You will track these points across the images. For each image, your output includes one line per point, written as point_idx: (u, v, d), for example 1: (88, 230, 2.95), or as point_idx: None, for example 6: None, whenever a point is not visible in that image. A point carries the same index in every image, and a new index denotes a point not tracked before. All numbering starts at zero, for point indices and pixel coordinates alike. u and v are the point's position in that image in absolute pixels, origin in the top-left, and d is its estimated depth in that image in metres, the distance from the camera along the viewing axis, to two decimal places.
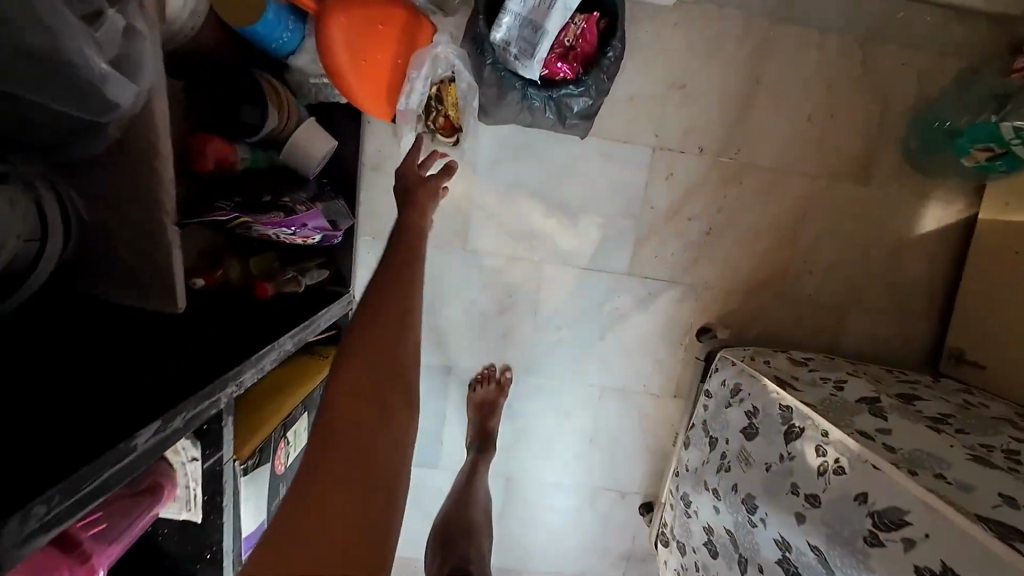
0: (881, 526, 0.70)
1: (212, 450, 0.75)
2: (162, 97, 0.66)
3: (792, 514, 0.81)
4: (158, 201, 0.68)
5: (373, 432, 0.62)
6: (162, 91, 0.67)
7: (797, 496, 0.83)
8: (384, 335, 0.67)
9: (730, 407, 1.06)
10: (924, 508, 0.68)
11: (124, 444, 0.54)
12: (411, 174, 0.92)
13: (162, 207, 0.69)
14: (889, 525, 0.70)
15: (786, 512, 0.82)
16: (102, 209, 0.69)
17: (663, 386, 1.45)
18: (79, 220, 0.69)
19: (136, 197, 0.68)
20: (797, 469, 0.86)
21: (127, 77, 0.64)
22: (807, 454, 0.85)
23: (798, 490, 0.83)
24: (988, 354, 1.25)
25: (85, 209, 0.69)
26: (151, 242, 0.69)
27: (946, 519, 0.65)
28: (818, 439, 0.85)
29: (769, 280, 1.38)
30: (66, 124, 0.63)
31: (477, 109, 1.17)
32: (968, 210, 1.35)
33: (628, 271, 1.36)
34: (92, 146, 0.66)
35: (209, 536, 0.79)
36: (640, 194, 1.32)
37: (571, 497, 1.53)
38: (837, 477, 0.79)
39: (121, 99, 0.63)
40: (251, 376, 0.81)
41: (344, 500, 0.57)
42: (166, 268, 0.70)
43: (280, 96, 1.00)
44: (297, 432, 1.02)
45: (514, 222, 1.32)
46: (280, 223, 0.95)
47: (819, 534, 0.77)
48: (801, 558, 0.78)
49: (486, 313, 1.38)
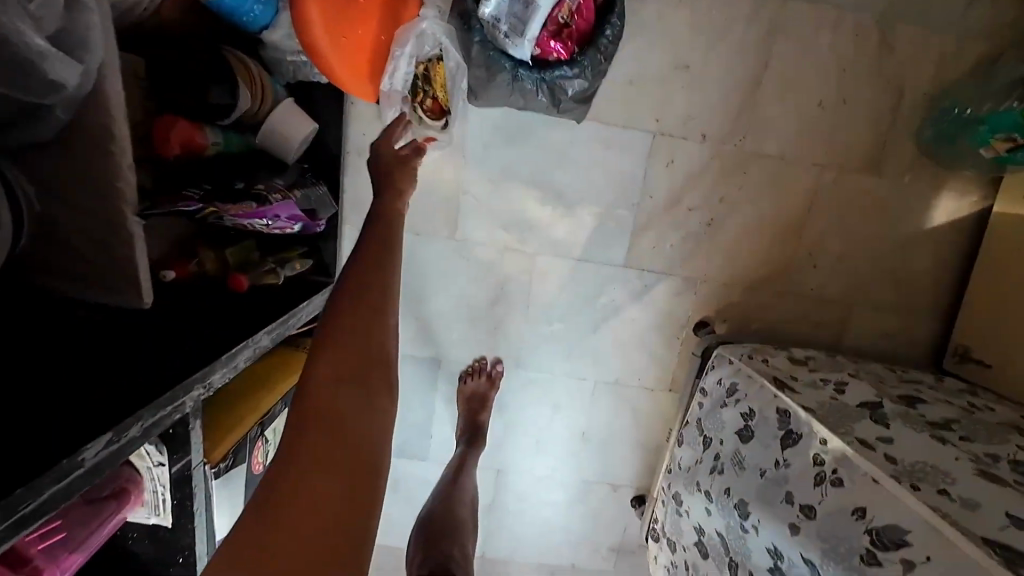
0: (880, 544, 0.68)
1: (180, 455, 0.71)
2: (115, 71, 0.58)
3: (786, 525, 0.79)
4: (116, 189, 0.61)
5: (350, 424, 0.60)
6: (115, 64, 0.58)
7: (792, 506, 0.80)
8: (359, 323, 0.65)
9: (725, 407, 1.03)
10: (929, 530, 0.65)
11: (68, 458, 0.50)
12: (385, 152, 0.90)
13: (120, 195, 0.62)
14: (888, 544, 0.68)
15: (780, 521, 0.80)
16: (52, 199, 0.62)
17: (658, 381, 1.41)
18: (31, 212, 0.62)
19: (89, 186, 0.61)
20: (792, 476, 0.83)
21: (71, 52, 0.55)
22: (804, 462, 0.82)
23: (793, 499, 0.80)
24: (994, 353, 1.21)
25: (37, 199, 0.62)
26: (109, 234, 0.62)
27: (958, 548, 0.62)
28: (817, 447, 0.82)
29: (771, 273, 1.33)
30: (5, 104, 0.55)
31: (465, 90, 1.09)
32: (982, 203, 1.28)
33: (625, 263, 1.31)
34: (39, 130, 0.59)
35: (179, 540, 0.76)
36: (639, 183, 1.25)
37: (562, 490, 1.51)
38: (834, 488, 0.76)
39: (65, 79, 0.54)
40: (222, 376, 0.78)
41: (314, 502, 0.55)
42: (123, 263, 0.64)
43: (253, 75, 0.96)
44: (277, 429, 0.99)
45: (506, 211, 1.26)
46: (252, 214, 0.92)
47: (814, 548, 0.74)
48: (793, 569, 0.75)
49: (477, 305, 1.33)
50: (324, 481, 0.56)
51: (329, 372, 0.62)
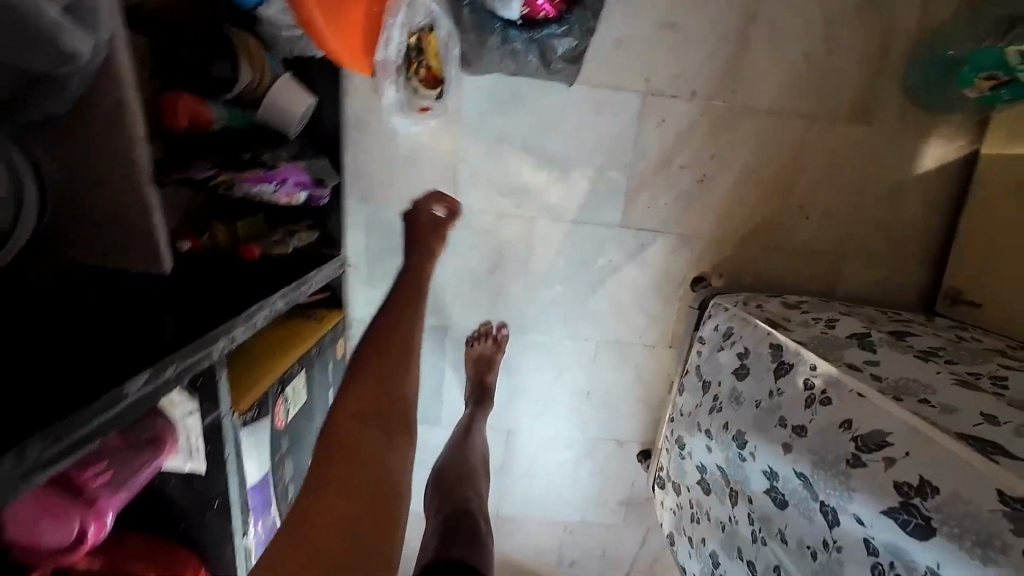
0: (864, 448, 0.72)
1: (211, 405, 0.77)
2: (127, 46, 0.65)
3: (780, 445, 0.83)
4: None
5: (376, 451, 0.73)
6: (126, 39, 0.65)
7: (785, 428, 0.84)
8: (389, 371, 0.82)
9: (722, 350, 1.07)
10: (912, 431, 0.69)
11: (117, 390, 0.54)
12: (425, 215, 1.12)
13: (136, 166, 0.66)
14: (871, 447, 0.72)
15: (775, 443, 0.84)
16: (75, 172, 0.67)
17: (658, 338, 1.46)
18: None
19: None
20: (785, 402, 0.87)
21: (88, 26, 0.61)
22: (796, 388, 0.87)
23: (785, 422, 0.85)
24: (984, 291, 1.25)
25: None
26: None
27: (939, 442, 0.66)
28: (807, 372, 0.87)
29: (764, 227, 1.36)
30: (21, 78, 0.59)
31: (458, 57, 1.13)
32: (970, 147, 1.31)
33: (621, 223, 1.35)
34: (52, 99, 0.63)
35: (212, 487, 0.81)
36: (631, 143, 1.28)
37: (570, 448, 1.57)
38: (824, 407, 0.81)
39: (79, 48, 0.60)
40: (243, 332, 0.82)
41: (335, 512, 0.65)
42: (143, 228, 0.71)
43: (254, 53, 0.99)
44: (296, 389, 1.04)
45: (504, 178, 1.29)
46: (262, 178, 0.96)
47: (806, 460, 0.78)
48: (788, 485, 0.80)
49: (479, 272, 1.37)
50: (347, 494, 0.67)
51: (355, 410, 0.77)
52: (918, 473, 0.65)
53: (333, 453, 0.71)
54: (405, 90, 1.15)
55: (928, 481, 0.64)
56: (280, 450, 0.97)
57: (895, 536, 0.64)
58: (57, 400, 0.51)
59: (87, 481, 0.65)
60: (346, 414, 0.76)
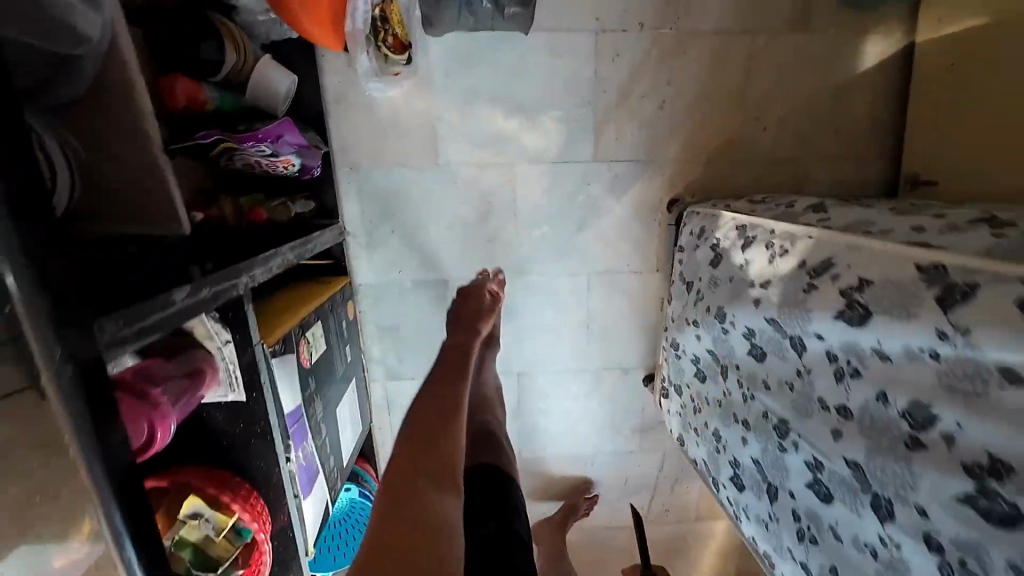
0: (814, 275, 0.83)
1: (243, 334, 0.86)
2: (125, 26, 0.70)
3: (751, 303, 0.93)
4: (145, 133, 0.74)
5: None
6: (123, 21, 0.70)
7: (754, 287, 0.94)
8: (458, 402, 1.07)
9: (698, 248, 1.17)
10: (851, 251, 0.79)
11: (166, 296, 0.64)
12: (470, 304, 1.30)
13: (148, 138, 0.75)
14: (819, 272, 0.83)
15: (747, 304, 0.94)
16: (95, 152, 0.75)
17: (644, 264, 1.55)
18: (80, 162, 0.75)
19: (123, 130, 0.74)
20: (751, 269, 0.97)
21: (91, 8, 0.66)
22: (759, 254, 0.97)
23: (754, 283, 0.95)
24: (939, 171, 1.34)
25: (83, 150, 0.74)
26: (147, 173, 0.76)
27: (869, 247, 0.77)
28: (767, 237, 0.97)
29: (727, 143, 1.45)
30: (39, 60, 0.65)
31: (421, 20, 1.22)
32: (906, 39, 1.40)
33: (594, 159, 1.44)
34: (68, 88, 0.69)
35: (255, 412, 0.90)
36: (592, 81, 1.38)
37: (578, 382, 1.67)
38: (783, 258, 0.91)
39: (89, 32, 0.66)
40: (262, 274, 0.92)
41: (402, 530, 0.70)
42: (166, 195, 0.78)
43: (235, 37, 1.07)
44: (315, 336, 1.14)
45: (479, 131, 1.39)
46: (259, 139, 1.02)
47: (773, 306, 0.88)
48: (763, 335, 0.90)
49: (469, 223, 1.47)
50: (409, 511, 0.73)
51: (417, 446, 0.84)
52: (858, 275, 0.75)
53: (394, 479, 0.79)
54: (376, 57, 1.24)
55: (866, 280, 0.74)
56: (309, 388, 1.07)
57: (847, 334, 0.74)
58: (118, 295, 0.61)
59: (152, 392, 0.75)
60: (404, 448, 0.86)
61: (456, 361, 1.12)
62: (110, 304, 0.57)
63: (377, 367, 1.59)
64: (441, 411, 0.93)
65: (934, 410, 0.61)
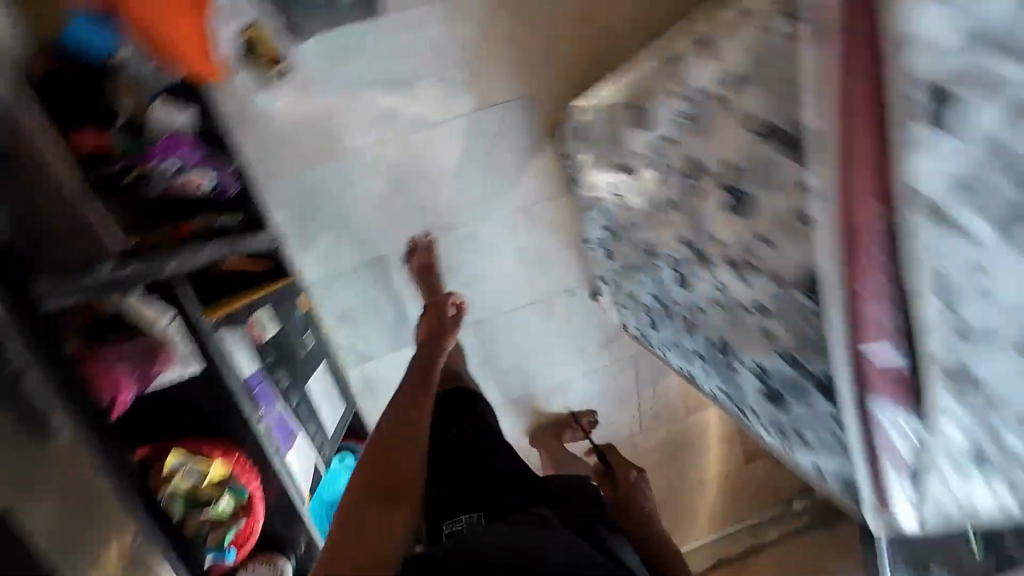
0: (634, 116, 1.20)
1: (178, 307, 1.00)
2: None
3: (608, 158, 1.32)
4: None
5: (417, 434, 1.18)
6: None
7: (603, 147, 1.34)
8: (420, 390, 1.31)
9: (573, 143, 1.54)
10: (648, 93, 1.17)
11: (89, 274, 0.91)
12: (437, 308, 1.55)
13: None
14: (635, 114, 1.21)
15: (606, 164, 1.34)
16: None
17: (553, 189, 1.70)
18: None
19: None
20: (602, 134, 1.35)
21: None
22: (603, 123, 1.35)
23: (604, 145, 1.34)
24: None
25: None
26: None
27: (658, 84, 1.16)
28: (601, 112, 1.37)
29: (586, 60, 1.61)
30: None
31: (286, 33, 1.40)
32: None
33: (478, 110, 1.58)
34: None
35: (216, 375, 1.04)
36: (453, 41, 1.51)
37: (531, 314, 1.80)
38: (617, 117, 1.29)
39: None
40: (201, 257, 1.04)
41: (388, 502, 0.94)
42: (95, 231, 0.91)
43: (129, 88, 1.28)
44: (264, 319, 1.26)
45: (368, 113, 1.53)
46: (157, 162, 1.28)
47: (617, 154, 1.28)
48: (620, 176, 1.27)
49: (386, 199, 1.62)
50: (396, 489, 0.96)
51: (407, 442, 1.06)
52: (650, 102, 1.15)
53: (385, 465, 1.01)
54: (257, 77, 1.42)
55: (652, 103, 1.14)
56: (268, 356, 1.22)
57: (653, 138, 1.11)
58: (57, 280, 0.89)
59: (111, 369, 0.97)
60: (391, 436, 1.07)
61: (430, 363, 1.37)
62: (35, 283, 0.87)
63: (348, 355, 1.73)
64: (425, 409, 1.18)
65: (698, 158, 0.96)
